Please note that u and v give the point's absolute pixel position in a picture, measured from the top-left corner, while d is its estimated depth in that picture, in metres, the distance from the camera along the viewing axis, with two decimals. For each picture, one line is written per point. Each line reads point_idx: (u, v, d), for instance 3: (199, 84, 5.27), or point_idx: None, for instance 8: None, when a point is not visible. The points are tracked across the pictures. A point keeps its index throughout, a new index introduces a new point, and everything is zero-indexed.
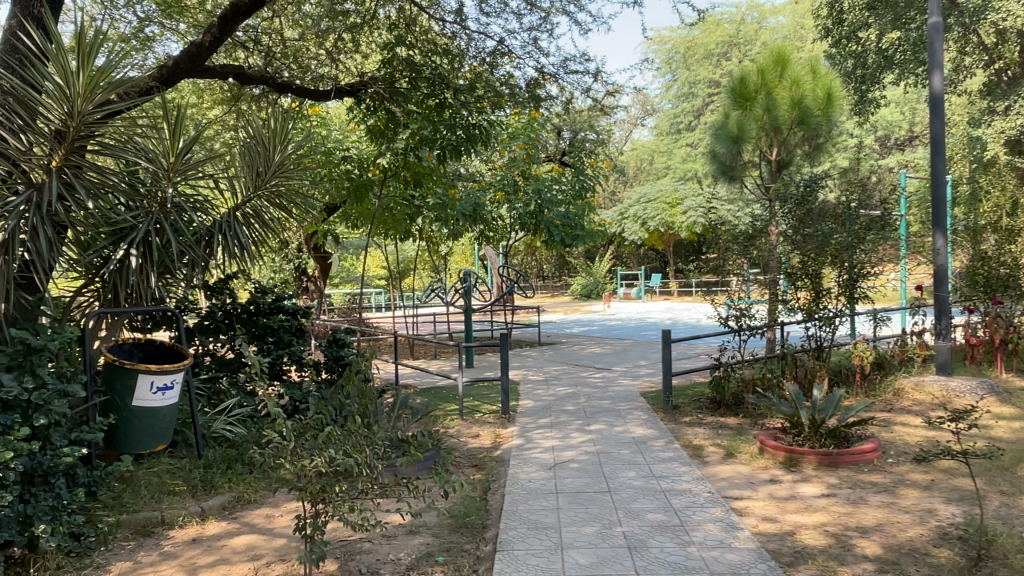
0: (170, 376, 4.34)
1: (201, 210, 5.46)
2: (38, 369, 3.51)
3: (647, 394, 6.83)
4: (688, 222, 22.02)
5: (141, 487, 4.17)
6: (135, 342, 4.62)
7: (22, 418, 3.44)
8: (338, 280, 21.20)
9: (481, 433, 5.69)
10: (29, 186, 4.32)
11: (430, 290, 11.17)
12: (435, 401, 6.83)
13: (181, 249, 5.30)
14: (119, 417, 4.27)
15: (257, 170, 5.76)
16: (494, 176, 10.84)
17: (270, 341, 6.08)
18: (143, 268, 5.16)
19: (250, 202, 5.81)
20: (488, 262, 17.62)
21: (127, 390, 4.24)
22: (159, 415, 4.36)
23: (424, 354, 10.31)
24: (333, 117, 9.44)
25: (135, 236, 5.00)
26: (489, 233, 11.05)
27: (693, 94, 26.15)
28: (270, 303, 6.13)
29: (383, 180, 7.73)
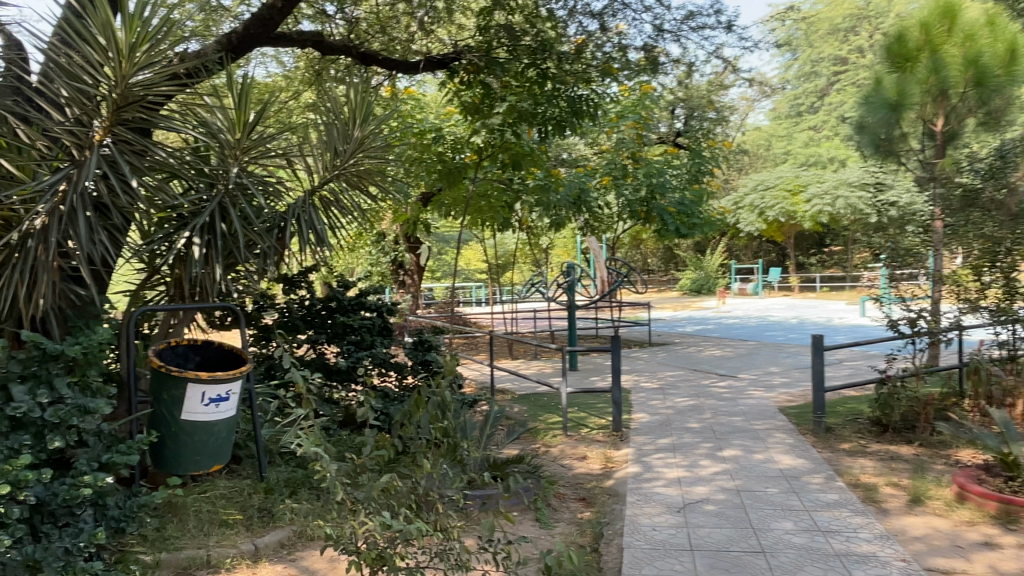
0: (225, 386, 3.70)
1: (272, 194, 4.83)
2: (56, 381, 2.88)
3: (787, 411, 5.77)
4: (814, 212, 20.27)
5: (189, 517, 3.54)
6: (191, 345, 4.00)
7: (34, 439, 2.82)
8: (436, 273, 20.71)
9: (589, 454, 4.82)
10: (72, 162, 3.74)
11: (530, 284, 10.34)
12: (537, 411, 6.01)
13: (251, 238, 4.67)
14: (167, 433, 3.66)
15: (335, 147, 5.05)
16: (601, 160, 9.90)
17: (350, 341, 5.39)
18: (207, 259, 4.58)
19: (328, 184, 5.13)
20: (592, 255, 16.64)
21: (175, 402, 3.62)
22: (214, 432, 3.72)
23: (522, 355, 9.49)
24: (427, 98, 8.78)
25: (195, 223, 4.41)
26: (595, 223, 10.12)
27: (816, 73, 24.23)
28: (352, 299, 5.47)
29: (477, 163, 6.83)
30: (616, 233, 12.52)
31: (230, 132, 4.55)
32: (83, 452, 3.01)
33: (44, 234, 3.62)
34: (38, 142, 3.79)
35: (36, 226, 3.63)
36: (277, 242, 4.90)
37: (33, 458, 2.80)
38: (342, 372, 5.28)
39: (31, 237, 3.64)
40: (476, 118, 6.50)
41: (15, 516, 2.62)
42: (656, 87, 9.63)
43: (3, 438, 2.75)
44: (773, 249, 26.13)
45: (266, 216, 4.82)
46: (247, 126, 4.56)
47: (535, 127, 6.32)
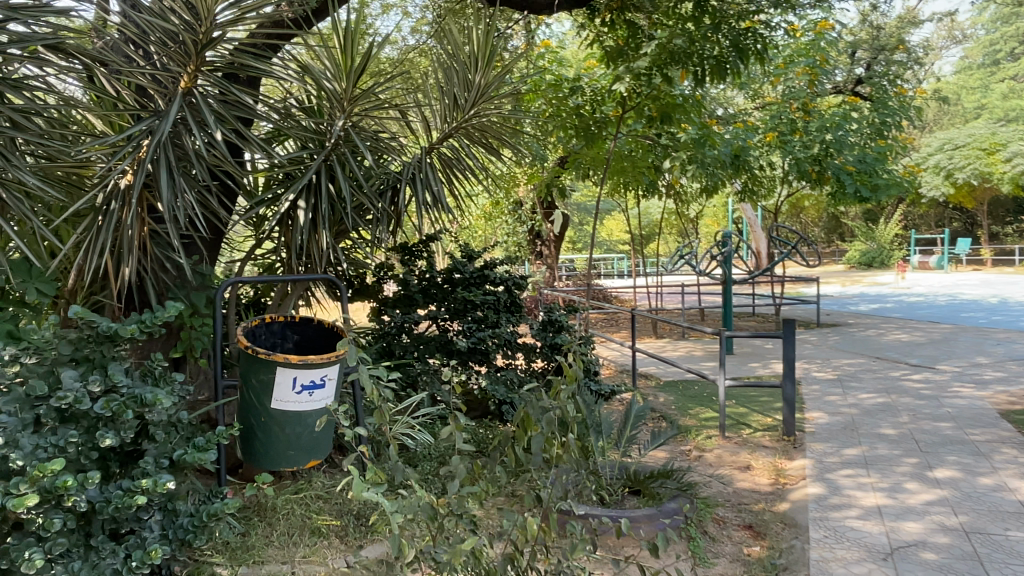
0: (320, 370, 3.15)
1: (386, 152, 4.23)
2: (109, 365, 2.44)
3: (1013, 418, 4.56)
4: (1016, 173, 17.54)
5: (278, 522, 3.06)
6: (288, 322, 3.50)
7: (85, 435, 2.40)
8: (578, 244, 19.95)
9: (754, 463, 3.94)
10: (154, 112, 3.29)
11: (678, 256, 9.37)
12: (688, 403, 5.16)
13: (362, 201, 4.13)
14: (257, 423, 3.19)
15: (454, 97, 4.36)
16: (765, 115, 8.69)
17: (471, 319, 4.76)
18: (315, 224, 4.10)
19: (447, 139, 4.47)
20: (748, 225, 15.26)
21: (264, 388, 3.14)
22: (308, 424, 3.20)
23: (668, 334, 8.57)
24: (565, 50, 7.99)
25: (298, 184, 3.91)
26: (755, 186, 8.95)
27: (1019, 13, 21.00)
28: (475, 271, 4.83)
29: (620, 116, 5.92)
30: (779, 198, 11.17)
31: (337, 80, 3.96)
32: (149, 448, 2.57)
33: (124, 195, 3.24)
34: (125, 94, 3.38)
35: (119, 187, 3.26)
36: (390, 206, 4.34)
37: (83, 458, 2.37)
38: (463, 353, 4.67)
39: (115, 198, 3.27)
40: (620, 64, 5.55)
41: (57, 528, 2.21)
42: (833, 27, 8.29)
43: (49, 433, 2.34)
44: (960, 217, 23.25)
45: (378, 176, 4.27)
46: (353, 72, 3.91)
47: (690, 69, 5.33)
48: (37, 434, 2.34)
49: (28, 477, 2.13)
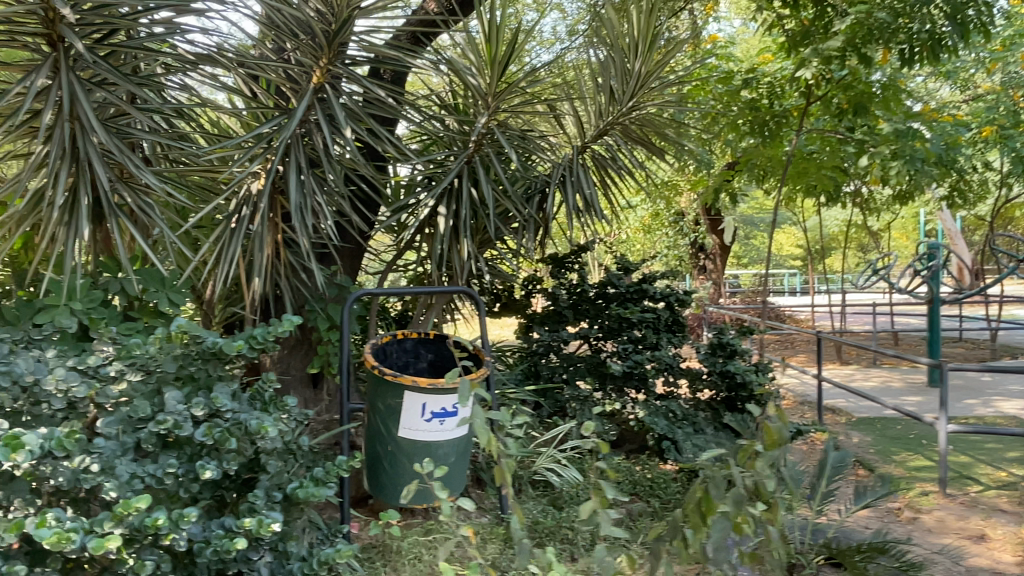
0: (452, 397, 2.76)
1: (532, 152, 3.83)
2: (214, 387, 2.20)
3: None
4: None
5: (403, 566, 2.65)
6: (422, 340, 3.16)
7: (186, 464, 2.14)
8: (745, 259, 18.70)
9: (992, 533, 3.08)
10: (285, 110, 3.09)
11: (867, 272, 8.26)
12: (891, 446, 4.29)
13: (505, 208, 3.76)
14: (384, 452, 2.85)
15: (612, 89, 3.86)
16: (978, 107, 7.46)
17: (626, 339, 4.23)
18: (456, 232, 3.77)
19: (603, 137, 3.99)
20: (947, 238, 13.50)
21: (391, 414, 2.78)
22: (439, 456, 2.81)
23: (855, 361, 7.50)
24: (737, 44, 7.27)
25: (437, 188, 3.59)
26: (964, 191, 7.71)
27: None
28: (632, 286, 4.30)
29: (804, 109, 5.17)
30: (991, 207, 9.66)
31: (481, 75, 3.58)
32: (261, 479, 2.29)
33: (252, 200, 3.07)
34: (260, 94, 3.20)
35: (251, 193, 3.10)
36: (538, 213, 3.93)
37: (184, 489, 2.11)
38: (618, 378, 4.13)
39: (247, 204, 3.10)
40: (805, 48, 4.84)
41: (148, 572, 1.94)
42: None
43: (149, 461, 2.10)
44: None
45: (526, 179, 3.87)
46: (498, 63, 3.52)
47: (894, 48, 4.50)
48: (137, 462, 2.09)
49: (113, 513, 1.86)
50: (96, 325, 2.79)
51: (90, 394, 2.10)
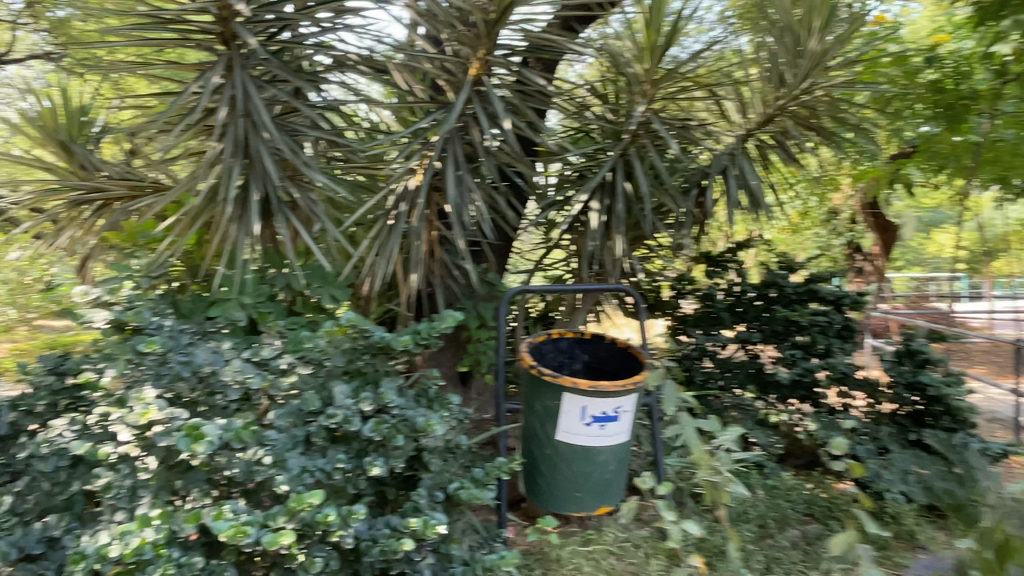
0: (613, 401, 2.58)
1: (692, 143, 3.60)
2: (381, 383, 2.17)
3: None
4: None
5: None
6: (577, 339, 3.02)
7: (354, 460, 2.13)
8: (901, 262, 17.34)
9: None
10: (442, 105, 3.04)
11: None
12: None
13: (662, 203, 3.55)
14: (541, 455, 2.72)
15: (781, 72, 3.55)
16: None
17: (794, 344, 3.92)
18: (609, 228, 3.61)
19: (769, 124, 3.68)
20: None
21: (549, 417, 2.64)
22: (599, 463, 2.65)
23: None
24: (907, 23, 6.64)
25: (591, 182, 3.43)
26: None
27: None
28: (799, 286, 3.97)
29: (996, 89, 4.61)
30: None
31: (639, 62, 3.36)
32: (424, 478, 2.25)
33: (410, 197, 3.05)
34: (417, 87, 3.17)
35: (409, 190, 3.08)
36: (697, 207, 3.69)
37: (351, 485, 2.10)
38: (783, 386, 3.83)
39: (404, 200, 3.09)
40: (1000, 21, 4.31)
41: (318, 569, 1.91)
42: None
43: (318, 455, 2.10)
44: None
45: (685, 172, 3.65)
46: (657, 52, 3.28)
47: None
48: (307, 455, 2.10)
49: (287, 509, 1.85)
50: (265, 319, 2.87)
51: (264, 386, 2.11)
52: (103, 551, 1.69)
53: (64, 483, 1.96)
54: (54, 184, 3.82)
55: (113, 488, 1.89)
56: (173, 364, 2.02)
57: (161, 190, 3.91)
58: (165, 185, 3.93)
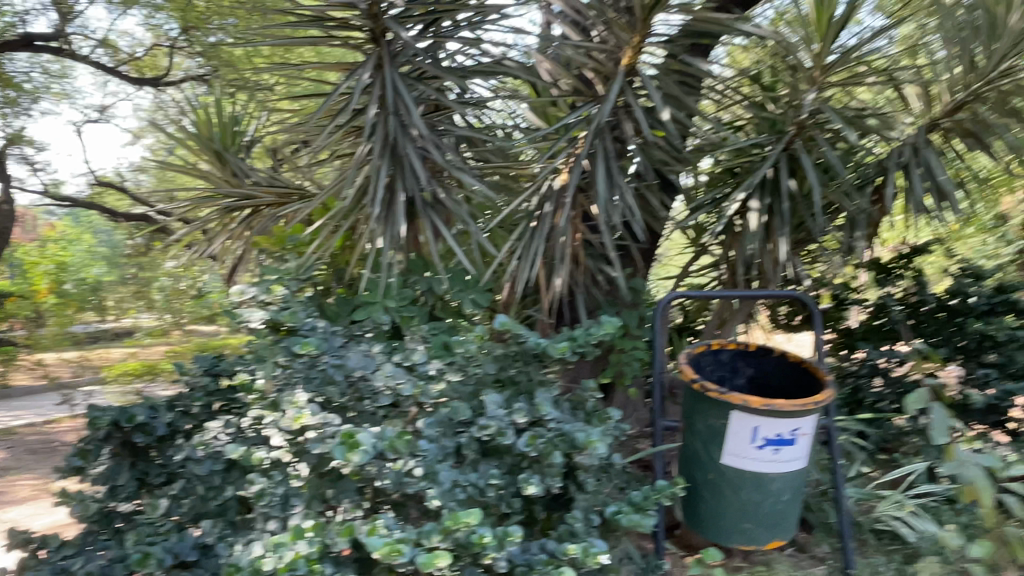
0: (789, 422, 2.29)
1: (866, 135, 3.25)
2: (536, 393, 2.01)
3: None
4: None
5: None
6: (740, 351, 2.74)
7: (507, 476, 1.98)
8: None
9: None
10: (592, 99, 2.86)
11: None
12: None
13: (831, 201, 3.22)
14: (703, 480, 2.47)
15: (972, 51, 3.14)
16: None
17: (985, 363, 3.48)
18: (769, 230, 3.30)
19: (957, 112, 3.27)
20: None
21: (713, 438, 2.39)
22: (770, 491, 2.37)
23: None
24: None
25: (751, 179, 3.14)
26: None
27: None
28: (991, 295, 3.55)
29: None
30: None
31: (810, 45, 3.07)
32: (579, 499, 2.07)
33: (556, 197, 2.88)
34: (563, 81, 3.01)
35: (555, 189, 2.92)
36: (870, 206, 3.33)
37: (504, 504, 1.94)
38: (973, 411, 3.40)
39: (549, 200, 2.93)
40: None
41: None
42: None
43: (469, 469, 1.96)
44: None
45: (857, 167, 3.30)
46: (830, 32, 2.97)
47: None
48: (458, 469, 1.97)
49: (440, 528, 1.71)
50: (408, 324, 2.79)
51: (415, 392, 1.98)
52: (257, 564, 1.61)
53: (219, 488, 1.92)
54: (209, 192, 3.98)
55: (266, 495, 1.83)
56: (325, 366, 1.95)
57: (306, 198, 3.98)
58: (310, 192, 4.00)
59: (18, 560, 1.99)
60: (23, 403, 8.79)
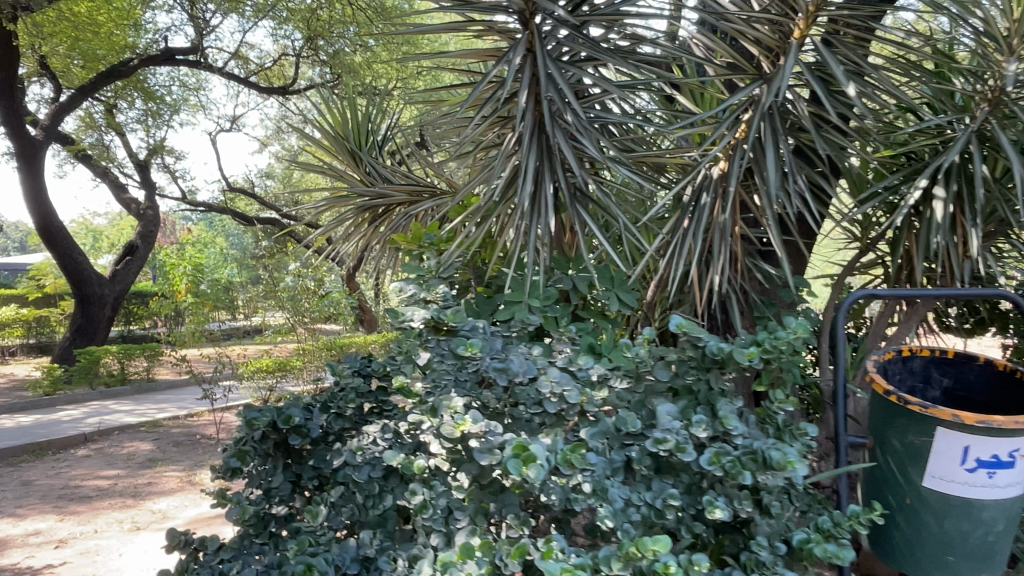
0: (1008, 443, 1.94)
1: None
2: (719, 404, 1.79)
3: None
4: None
5: None
6: (936, 359, 2.43)
7: (687, 497, 1.79)
8: None
9: None
10: (759, 78, 2.59)
11: None
12: None
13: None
14: (899, 505, 2.19)
15: None
16: None
17: None
18: (955, 220, 2.92)
19: None
20: None
21: (912, 459, 2.10)
22: (984, 522, 2.04)
23: None
24: None
25: (937, 164, 2.78)
26: None
27: None
28: None
29: None
30: None
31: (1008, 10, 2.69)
32: (763, 524, 1.85)
33: (718, 185, 2.64)
34: (723, 61, 2.75)
35: (713, 177, 2.68)
36: None
37: (684, 529, 1.75)
38: None
39: (706, 189, 2.69)
40: None
41: None
42: None
43: (643, 486, 1.78)
44: None
45: None
46: None
47: None
48: (630, 486, 1.80)
49: (621, 555, 1.54)
50: (553, 324, 2.63)
51: (583, 399, 1.81)
52: None
53: (378, 496, 1.81)
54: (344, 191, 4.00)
55: (428, 507, 1.70)
56: (488, 368, 1.76)
57: (437, 194, 3.92)
58: (440, 189, 3.93)
59: (178, 561, 1.99)
60: (166, 396, 9.36)
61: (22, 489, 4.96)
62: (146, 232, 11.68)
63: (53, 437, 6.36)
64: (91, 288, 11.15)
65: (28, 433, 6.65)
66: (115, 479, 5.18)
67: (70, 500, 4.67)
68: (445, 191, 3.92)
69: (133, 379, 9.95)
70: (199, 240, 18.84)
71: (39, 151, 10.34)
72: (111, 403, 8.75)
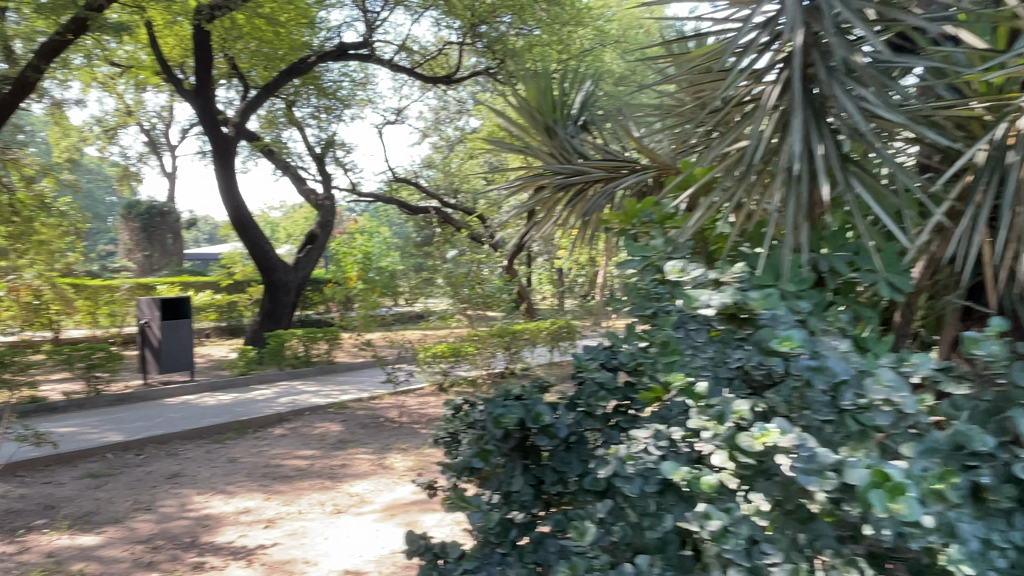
0: None
1: None
2: None
3: None
4: None
5: None
6: None
7: None
8: None
9: None
10: None
11: None
12: None
13: None
14: None
15: None
16: None
17: None
18: None
19: None
20: None
21: None
22: None
23: None
24: None
25: None
26: None
27: None
28: None
29: None
30: None
31: None
32: None
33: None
34: None
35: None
36: None
37: None
38: None
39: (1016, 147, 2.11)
40: None
41: None
42: None
43: (1004, 522, 1.41)
44: None
45: None
46: None
47: None
48: (986, 520, 1.42)
49: None
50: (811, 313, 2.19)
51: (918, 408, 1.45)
52: None
53: (655, 515, 1.55)
54: (537, 169, 3.76)
55: (728, 536, 1.40)
56: (799, 369, 1.48)
57: (638, 170, 3.59)
58: (641, 163, 3.61)
59: (420, 567, 1.89)
60: (346, 378, 9.74)
61: (230, 465, 5.22)
62: (323, 221, 12.28)
63: (252, 416, 6.70)
64: (277, 275, 11.79)
65: (229, 411, 7.07)
66: (311, 459, 5.32)
67: (273, 479, 4.83)
68: (647, 166, 3.58)
69: (315, 361, 10.44)
70: (367, 229, 19.73)
71: (230, 147, 11.07)
72: (297, 384, 9.23)
